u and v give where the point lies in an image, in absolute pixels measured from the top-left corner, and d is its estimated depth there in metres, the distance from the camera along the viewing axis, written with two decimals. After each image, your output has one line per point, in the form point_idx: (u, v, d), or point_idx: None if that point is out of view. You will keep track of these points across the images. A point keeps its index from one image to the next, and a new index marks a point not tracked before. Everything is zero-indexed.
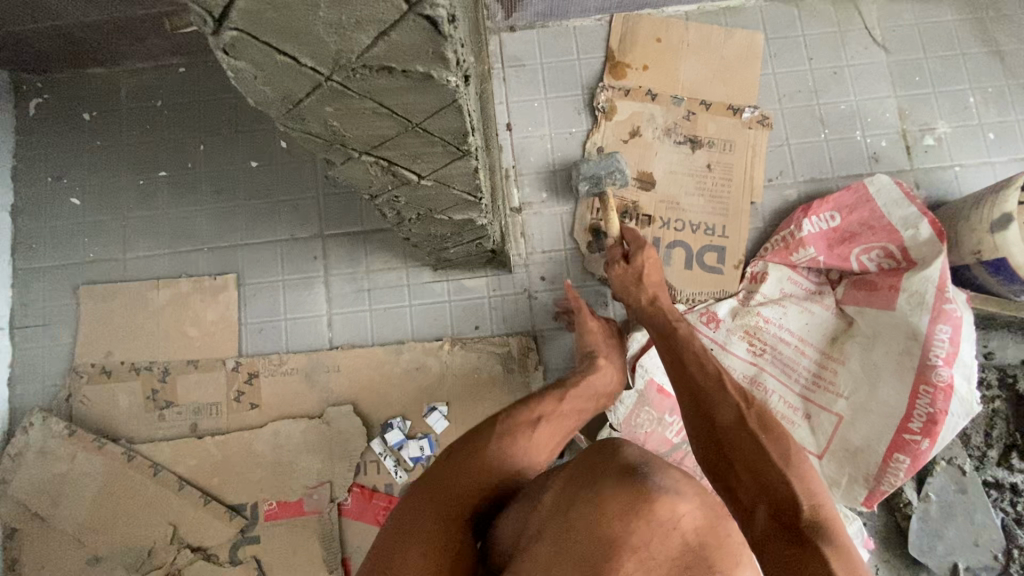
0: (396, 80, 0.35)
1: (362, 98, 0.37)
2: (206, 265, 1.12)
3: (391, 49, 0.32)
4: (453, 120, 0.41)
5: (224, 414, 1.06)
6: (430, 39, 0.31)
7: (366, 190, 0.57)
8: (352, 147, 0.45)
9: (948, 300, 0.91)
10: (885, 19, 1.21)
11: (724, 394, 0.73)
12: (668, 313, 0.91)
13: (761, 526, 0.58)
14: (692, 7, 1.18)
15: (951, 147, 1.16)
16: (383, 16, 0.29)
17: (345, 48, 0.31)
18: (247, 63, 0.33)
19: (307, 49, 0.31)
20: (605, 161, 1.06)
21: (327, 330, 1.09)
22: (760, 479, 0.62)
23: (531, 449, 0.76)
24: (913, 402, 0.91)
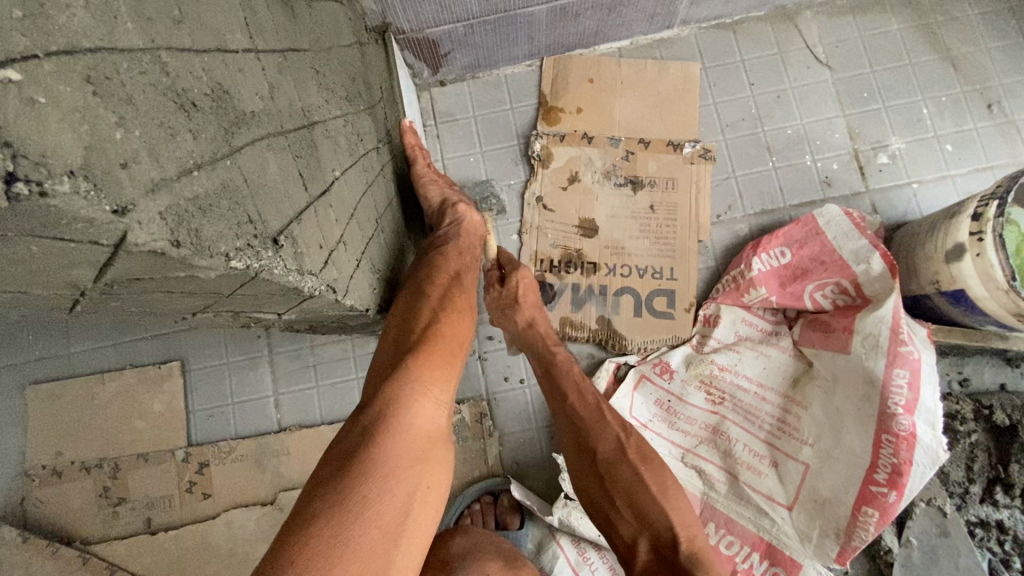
0: (153, 281, 0.37)
1: (137, 294, 0.40)
2: (150, 353, 1.10)
3: (130, 268, 0.35)
4: (264, 286, 0.42)
5: (177, 506, 1.04)
6: (158, 259, 0.34)
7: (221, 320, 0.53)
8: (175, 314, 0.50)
9: (903, 342, 0.87)
10: (828, 34, 1.15)
11: (603, 426, 0.80)
12: (544, 335, 0.90)
13: (644, 558, 0.72)
14: (625, 43, 1.15)
15: (907, 164, 1.11)
16: (92, 255, 0.32)
17: (76, 277, 0.35)
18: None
19: (39, 284, 0.35)
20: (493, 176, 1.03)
21: (276, 411, 1.07)
22: (641, 516, 0.73)
23: (418, 401, 0.63)
24: (877, 452, 0.86)
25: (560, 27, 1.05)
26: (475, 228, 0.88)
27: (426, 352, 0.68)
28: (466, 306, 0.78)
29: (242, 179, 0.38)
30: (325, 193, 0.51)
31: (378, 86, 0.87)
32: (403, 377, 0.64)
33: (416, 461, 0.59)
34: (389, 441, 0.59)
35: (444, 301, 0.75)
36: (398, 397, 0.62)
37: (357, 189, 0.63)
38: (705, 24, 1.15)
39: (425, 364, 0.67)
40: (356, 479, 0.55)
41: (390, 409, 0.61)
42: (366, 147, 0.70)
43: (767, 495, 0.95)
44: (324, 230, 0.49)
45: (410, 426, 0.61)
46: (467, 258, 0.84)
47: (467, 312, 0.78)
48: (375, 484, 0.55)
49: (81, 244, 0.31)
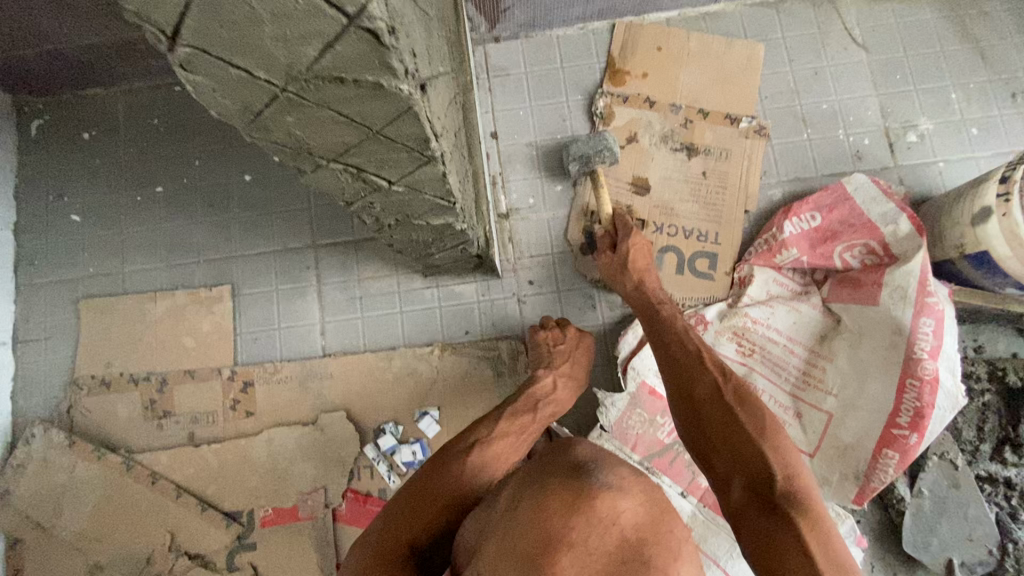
0: (348, 90, 0.36)
1: (320, 108, 0.38)
2: (201, 277, 1.14)
3: (339, 60, 0.33)
4: (413, 129, 0.43)
5: (220, 422, 1.08)
6: (373, 50, 0.32)
7: (341, 196, 0.58)
8: (319, 154, 0.47)
9: (929, 294, 0.92)
10: (865, 18, 1.22)
11: (702, 369, 0.79)
12: (655, 295, 0.96)
13: (737, 496, 0.65)
14: (673, 14, 1.21)
15: (935, 144, 1.17)
16: (325, 31, 0.30)
17: (293, 60, 0.32)
18: (204, 78, 0.34)
19: (261, 64, 0.33)
20: (594, 140, 1.07)
21: (320, 337, 1.11)
22: (735, 453, 0.68)
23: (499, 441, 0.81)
24: (900, 397, 0.92)
25: None
26: (588, 346, 1.00)
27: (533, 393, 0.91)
28: (563, 394, 0.93)
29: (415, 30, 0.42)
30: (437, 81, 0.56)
31: (452, 25, 0.94)
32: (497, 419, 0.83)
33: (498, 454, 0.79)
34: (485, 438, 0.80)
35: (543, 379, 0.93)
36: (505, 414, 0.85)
37: (448, 96, 0.67)
38: (750, 1, 1.22)
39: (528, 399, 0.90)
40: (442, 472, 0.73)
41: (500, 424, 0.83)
42: (449, 66, 0.74)
43: None
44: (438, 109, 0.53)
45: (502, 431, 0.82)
46: (578, 363, 0.97)
47: (561, 397, 0.93)
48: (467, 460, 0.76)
49: (324, 11, 0.29)
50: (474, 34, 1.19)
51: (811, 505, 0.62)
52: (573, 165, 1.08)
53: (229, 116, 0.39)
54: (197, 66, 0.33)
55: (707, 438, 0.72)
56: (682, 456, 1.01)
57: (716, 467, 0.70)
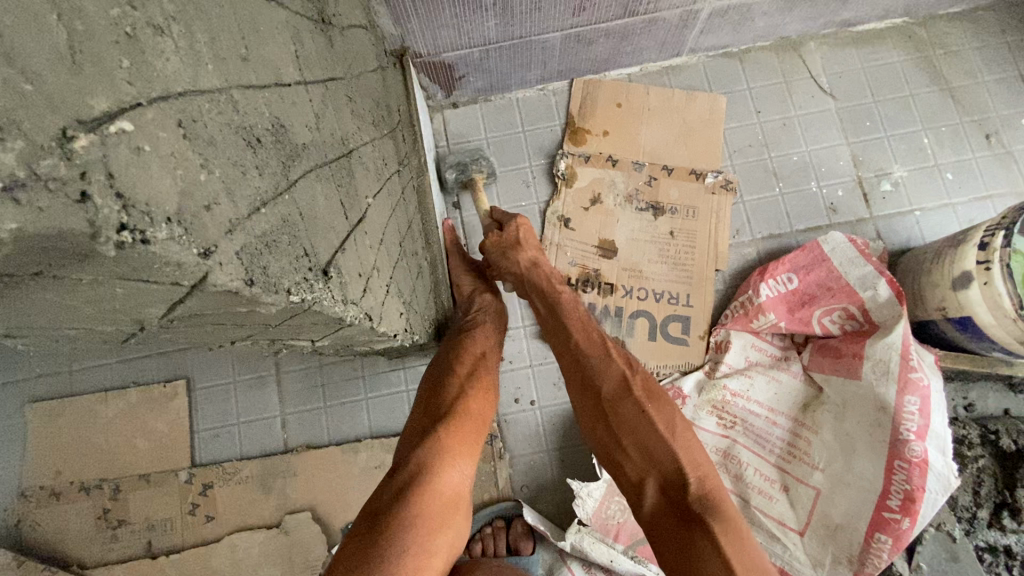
0: (211, 313, 0.39)
1: (191, 321, 0.41)
2: (154, 371, 1.08)
3: (196, 304, 0.36)
4: (313, 318, 0.43)
5: (179, 529, 1.02)
6: (228, 296, 0.34)
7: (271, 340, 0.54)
8: (217, 337, 0.50)
9: (913, 368, 0.88)
10: (830, 64, 1.19)
11: (609, 362, 0.82)
12: (548, 276, 0.92)
13: (653, 500, 0.71)
14: (635, 69, 1.17)
15: (909, 191, 1.13)
16: (165, 297, 0.34)
17: (137, 316, 0.38)
18: (58, 329, 0.41)
19: (102, 321, 0.39)
20: (472, 151, 1.11)
21: (282, 430, 1.06)
22: (648, 456, 0.74)
23: (447, 469, 0.72)
24: (889, 478, 0.86)
25: (573, 53, 1.08)
26: (501, 318, 0.94)
27: (455, 424, 0.77)
28: (490, 384, 0.85)
29: (314, 220, 0.41)
30: (361, 220, 0.52)
31: (399, 107, 0.90)
32: (434, 441, 0.74)
33: (441, 525, 0.68)
34: (418, 502, 0.67)
35: (472, 377, 0.83)
36: (428, 462, 0.71)
37: (384, 216, 0.63)
38: (712, 52, 1.18)
39: (452, 437, 0.75)
40: (399, 532, 0.64)
41: (429, 476, 0.70)
42: (389, 170, 0.71)
43: (778, 520, 0.95)
44: (363, 258, 0.50)
45: (437, 491, 0.70)
46: (493, 338, 0.90)
47: (491, 392, 0.85)
48: (412, 537, 0.64)
49: (163, 288, 0.32)
50: (430, 101, 1.15)
51: (723, 508, 0.69)
52: (449, 173, 1.09)
53: (111, 337, 0.46)
54: (59, 330, 0.41)
55: (619, 441, 0.76)
56: None
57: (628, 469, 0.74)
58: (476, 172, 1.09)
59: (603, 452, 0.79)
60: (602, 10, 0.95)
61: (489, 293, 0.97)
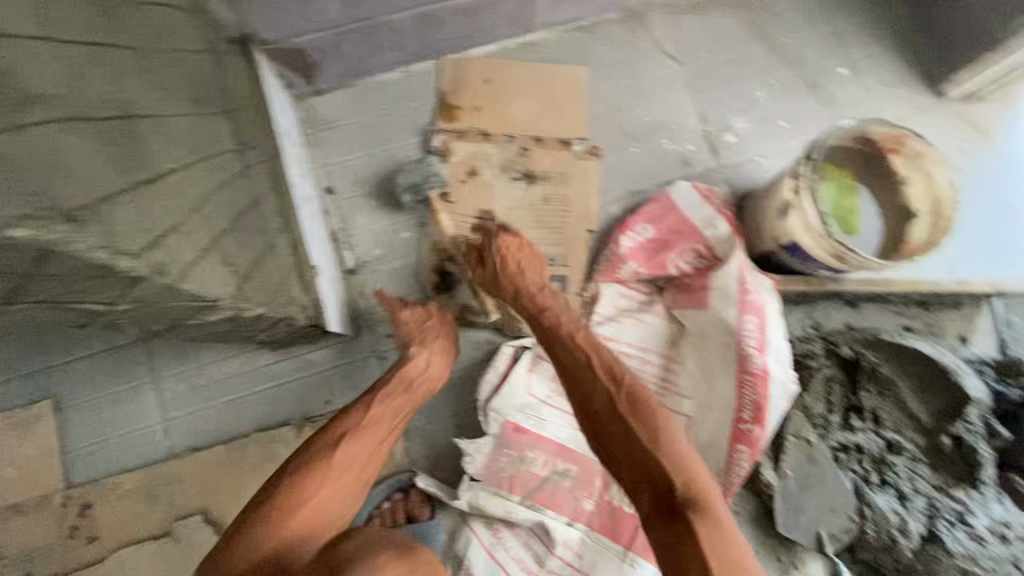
0: None
1: None
2: (16, 395, 1.02)
3: None
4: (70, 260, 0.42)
5: (60, 555, 0.97)
6: None
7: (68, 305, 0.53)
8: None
9: (749, 291, 0.97)
10: (673, 31, 1.29)
11: (594, 381, 0.85)
12: (529, 304, 0.95)
13: (647, 506, 0.77)
14: (495, 47, 1.22)
15: (751, 141, 1.25)
16: None
17: None
18: None
19: None
20: (420, 168, 1.14)
21: (166, 438, 1.02)
22: (636, 467, 0.78)
23: (315, 485, 0.77)
24: (741, 393, 0.95)
25: (428, 33, 1.11)
26: (446, 340, 0.96)
27: (338, 441, 0.81)
28: (395, 412, 0.87)
29: (53, 160, 0.41)
30: (153, 182, 0.52)
31: (244, 92, 0.90)
32: (312, 457, 0.79)
33: (288, 532, 0.72)
34: (273, 509, 0.74)
35: (370, 402, 0.86)
36: (297, 474, 0.77)
37: (204, 186, 0.63)
38: (565, 27, 1.25)
39: (332, 454, 0.80)
40: (247, 538, 0.71)
41: (294, 486, 0.76)
42: (218, 146, 0.71)
43: None
44: (148, 220, 0.51)
45: (298, 501, 0.75)
46: (418, 369, 0.92)
47: (396, 415, 0.87)
48: (258, 541, 0.70)
49: None
50: (293, 90, 1.15)
51: (710, 509, 0.74)
52: (405, 196, 1.13)
53: None
54: None
55: (615, 454, 0.80)
56: (559, 486, 1.01)
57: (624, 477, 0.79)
58: (430, 190, 1.13)
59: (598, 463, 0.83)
60: None
61: (448, 321, 1.00)
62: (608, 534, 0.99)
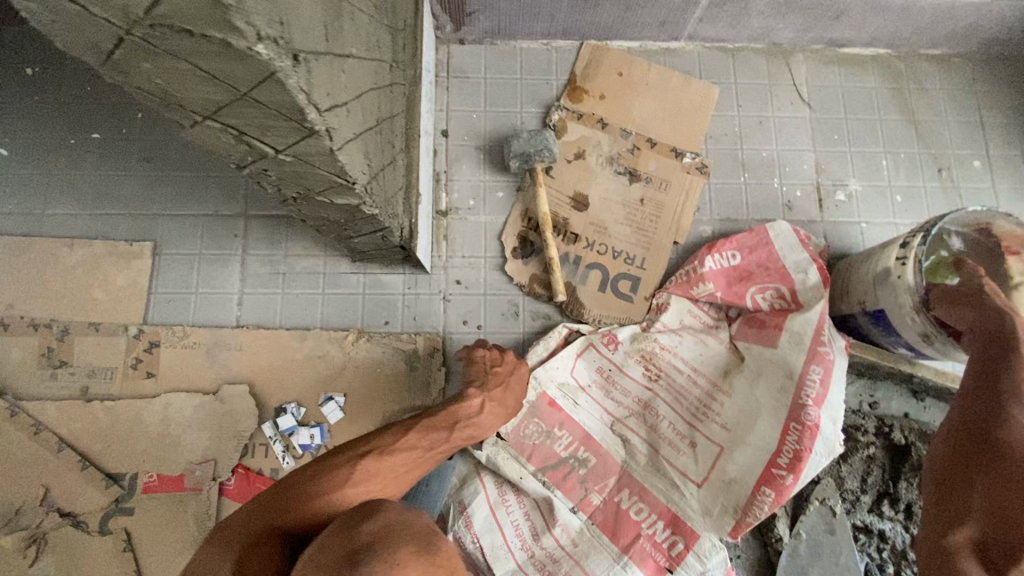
0: (198, 44, 0.37)
1: (174, 58, 0.39)
2: (124, 230, 1.12)
3: (180, 10, 0.34)
4: (280, 94, 0.44)
5: (119, 380, 1.06)
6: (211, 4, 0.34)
7: (229, 159, 0.57)
8: (190, 109, 0.47)
9: (823, 343, 0.96)
10: (814, 77, 1.28)
11: None
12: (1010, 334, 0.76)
13: (966, 539, 0.61)
14: (635, 44, 1.25)
15: (860, 205, 1.22)
16: None
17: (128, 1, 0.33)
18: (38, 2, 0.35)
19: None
20: (534, 139, 1.12)
21: (237, 308, 1.10)
22: (1000, 499, 0.61)
23: (396, 452, 0.79)
24: (783, 438, 0.94)
25: (580, 12, 1.15)
26: (520, 371, 1.03)
27: (425, 427, 0.85)
28: (471, 426, 0.92)
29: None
30: (341, 56, 0.56)
31: (407, 15, 0.95)
32: (403, 427, 0.83)
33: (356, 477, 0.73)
34: (356, 454, 0.75)
35: (457, 415, 0.91)
36: (386, 438, 0.80)
37: (366, 79, 0.68)
38: (709, 44, 1.26)
39: (419, 432, 0.84)
40: (323, 472, 0.71)
41: (379, 444, 0.79)
42: (380, 50, 0.76)
43: (681, 471, 1.02)
44: (336, 87, 0.54)
45: (377, 457, 0.76)
46: (492, 416, 0.95)
47: (471, 431, 0.92)
48: (334, 473, 0.71)
49: None
50: (438, 33, 1.21)
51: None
52: (513, 162, 1.13)
53: (77, 49, 0.39)
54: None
55: (969, 471, 0.66)
56: (575, 471, 1.03)
57: (960, 504, 0.65)
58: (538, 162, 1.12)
59: (938, 480, 0.70)
60: None
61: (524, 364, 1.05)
62: (608, 532, 1.00)
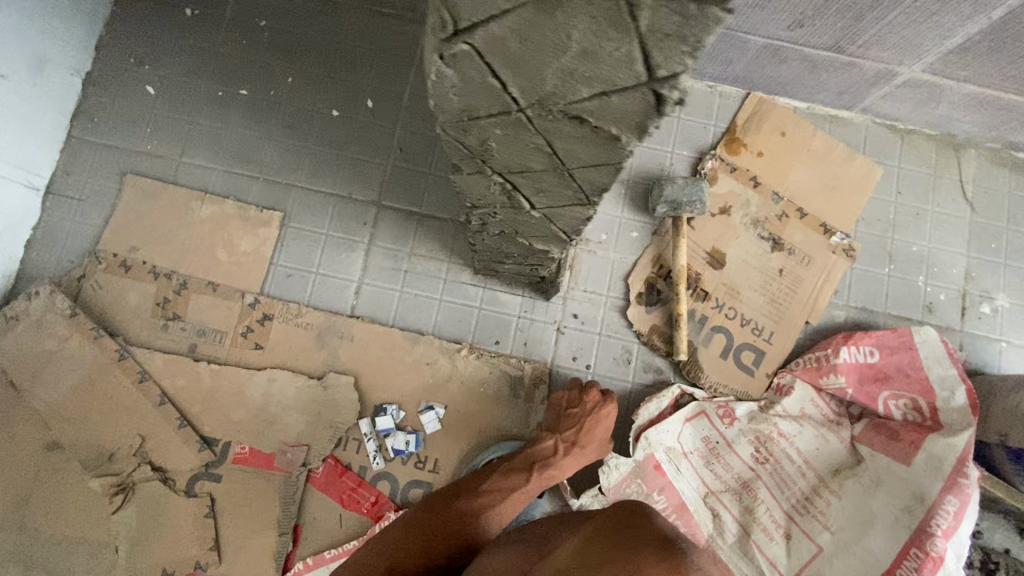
0: (579, 130, 0.39)
1: (537, 134, 0.41)
2: (255, 194, 1.10)
3: (600, 107, 0.36)
4: (605, 176, 0.44)
5: (227, 345, 1.05)
6: (641, 110, 0.35)
7: (468, 198, 0.56)
8: (491, 165, 0.47)
9: (963, 474, 0.92)
10: (983, 176, 1.20)
11: None
12: None
13: None
14: (803, 105, 1.18)
15: (1004, 322, 1.15)
16: (614, 81, 0.33)
17: (559, 92, 0.35)
18: (456, 72, 0.36)
19: (521, 80, 0.35)
20: (690, 188, 1.06)
21: (353, 297, 1.08)
22: None
23: (468, 502, 0.80)
24: (900, 561, 0.91)
25: (763, 64, 1.08)
26: (600, 407, 0.94)
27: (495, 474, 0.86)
28: (548, 468, 0.88)
29: None
30: None
31: None
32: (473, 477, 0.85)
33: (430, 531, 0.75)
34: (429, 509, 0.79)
35: (530, 457, 0.89)
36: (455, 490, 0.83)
37: None
38: (880, 120, 1.19)
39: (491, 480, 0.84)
40: (400, 528, 0.77)
41: (449, 496, 0.82)
42: None
43: (771, 562, 0.98)
44: None
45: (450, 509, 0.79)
46: (570, 456, 0.90)
47: (550, 471, 0.88)
48: (409, 528, 0.76)
49: (630, 66, 0.32)
50: None
51: None
52: (659, 207, 1.08)
53: (444, 110, 0.41)
54: (443, 65, 0.36)
55: None
56: None
57: None
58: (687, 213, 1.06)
59: None
60: (818, 34, 0.96)
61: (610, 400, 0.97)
62: None
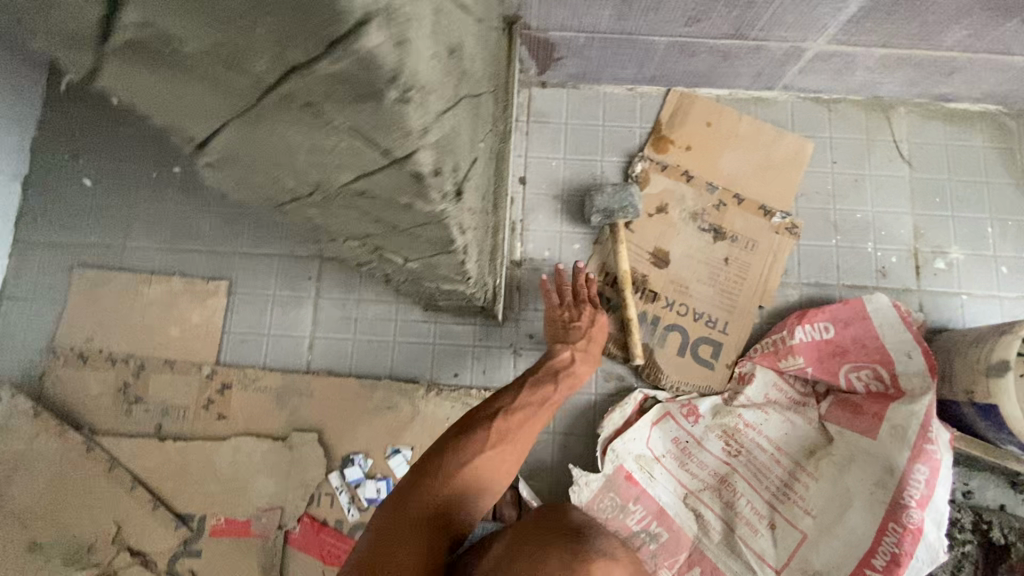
0: (369, 200, 0.53)
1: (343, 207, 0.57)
2: (201, 266, 1.12)
3: (367, 185, 0.49)
4: (432, 227, 0.57)
5: (190, 419, 1.06)
6: (393, 183, 0.47)
7: (351, 255, 0.75)
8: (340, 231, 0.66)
9: (930, 439, 0.90)
10: (916, 134, 1.20)
11: None
12: None
13: None
14: (725, 92, 1.19)
15: (961, 274, 1.14)
16: (354, 165, 0.45)
17: (321, 177, 0.49)
18: (228, 170, 0.51)
19: (287, 172, 0.50)
20: (620, 194, 1.07)
21: (307, 352, 1.09)
22: None
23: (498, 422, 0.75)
24: (880, 538, 0.90)
25: (674, 61, 1.09)
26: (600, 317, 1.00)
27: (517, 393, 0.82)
28: (569, 373, 0.91)
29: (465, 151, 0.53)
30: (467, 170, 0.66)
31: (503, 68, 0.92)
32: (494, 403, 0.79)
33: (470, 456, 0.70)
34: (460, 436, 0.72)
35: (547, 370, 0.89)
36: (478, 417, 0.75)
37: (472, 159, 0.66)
38: (803, 95, 1.20)
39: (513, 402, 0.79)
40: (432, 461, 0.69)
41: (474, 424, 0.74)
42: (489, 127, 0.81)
43: (759, 555, 0.96)
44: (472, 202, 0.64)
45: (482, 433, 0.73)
46: (583, 364, 0.93)
47: (571, 375, 0.91)
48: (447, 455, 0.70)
49: (363, 152, 0.43)
50: (522, 76, 1.17)
51: None
52: (594, 217, 1.08)
53: (270, 200, 0.60)
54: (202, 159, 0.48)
55: None
56: (648, 547, 0.98)
57: None
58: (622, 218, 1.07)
59: None
60: (716, 26, 0.96)
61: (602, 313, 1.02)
62: None
